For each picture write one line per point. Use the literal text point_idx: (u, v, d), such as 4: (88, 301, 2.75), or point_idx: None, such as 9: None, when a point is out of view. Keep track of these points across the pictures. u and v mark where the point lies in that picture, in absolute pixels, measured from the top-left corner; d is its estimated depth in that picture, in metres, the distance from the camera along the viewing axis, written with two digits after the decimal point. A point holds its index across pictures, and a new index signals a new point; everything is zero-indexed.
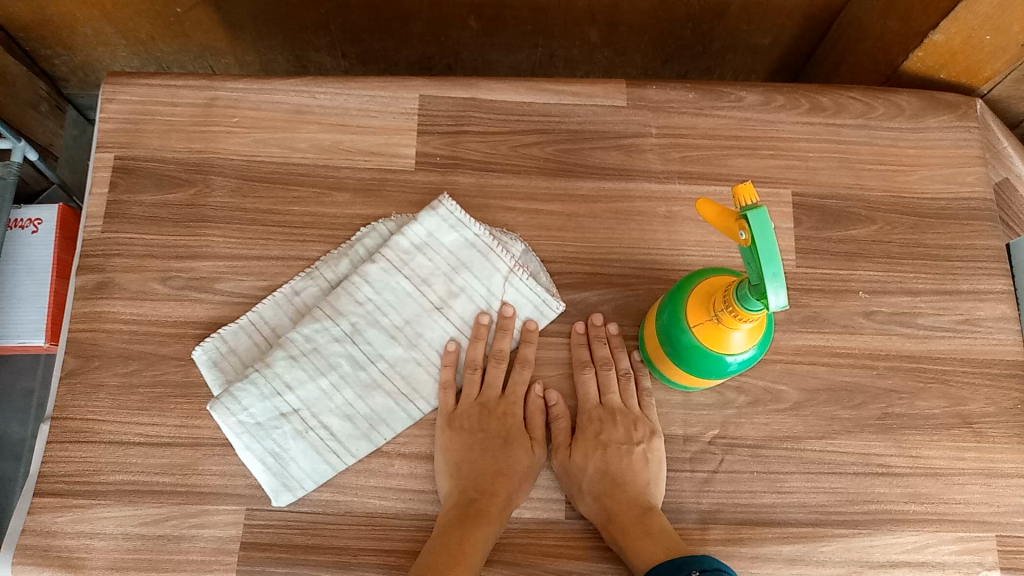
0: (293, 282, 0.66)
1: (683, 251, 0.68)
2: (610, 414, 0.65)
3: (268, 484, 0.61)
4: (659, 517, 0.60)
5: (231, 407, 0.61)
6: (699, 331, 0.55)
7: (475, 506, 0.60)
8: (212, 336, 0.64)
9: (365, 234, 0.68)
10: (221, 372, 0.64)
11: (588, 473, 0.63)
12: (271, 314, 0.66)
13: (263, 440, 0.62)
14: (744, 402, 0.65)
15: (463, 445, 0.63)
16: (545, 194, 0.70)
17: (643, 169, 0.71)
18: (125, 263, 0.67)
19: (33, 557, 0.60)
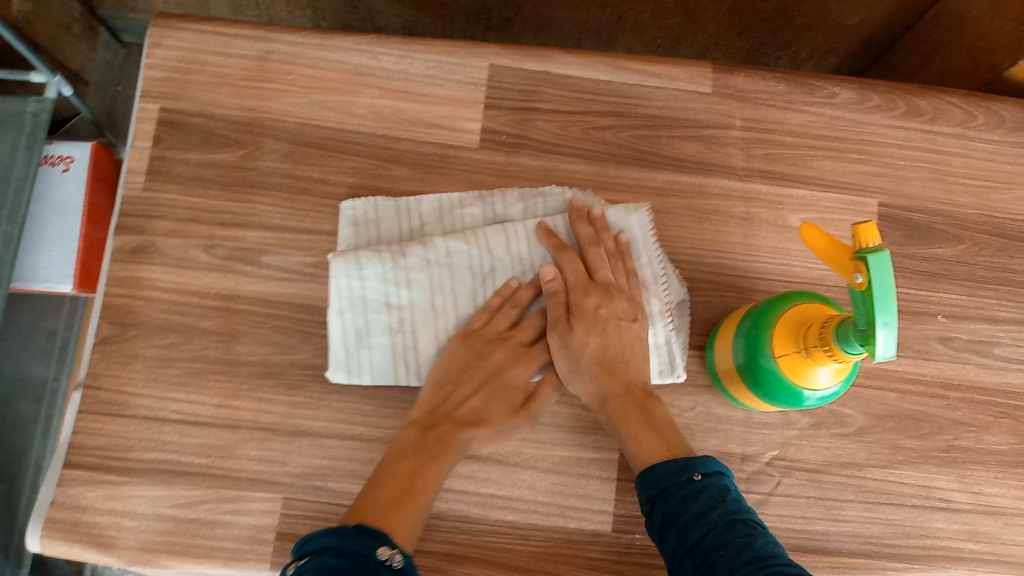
0: (465, 196, 0.64)
1: (759, 258, 0.64)
2: (604, 322, 0.59)
3: (336, 360, 0.60)
4: (660, 404, 0.57)
5: (351, 269, 0.60)
6: (782, 361, 0.52)
7: (433, 434, 0.57)
8: (367, 198, 0.63)
9: (554, 192, 0.64)
10: (352, 234, 0.62)
11: (588, 348, 0.59)
12: (427, 214, 0.63)
13: (358, 323, 0.60)
14: (807, 424, 0.62)
15: (438, 368, 0.60)
16: (616, 183, 0.65)
17: (722, 164, 0.66)
18: (167, 227, 0.63)
19: (61, 532, 0.58)
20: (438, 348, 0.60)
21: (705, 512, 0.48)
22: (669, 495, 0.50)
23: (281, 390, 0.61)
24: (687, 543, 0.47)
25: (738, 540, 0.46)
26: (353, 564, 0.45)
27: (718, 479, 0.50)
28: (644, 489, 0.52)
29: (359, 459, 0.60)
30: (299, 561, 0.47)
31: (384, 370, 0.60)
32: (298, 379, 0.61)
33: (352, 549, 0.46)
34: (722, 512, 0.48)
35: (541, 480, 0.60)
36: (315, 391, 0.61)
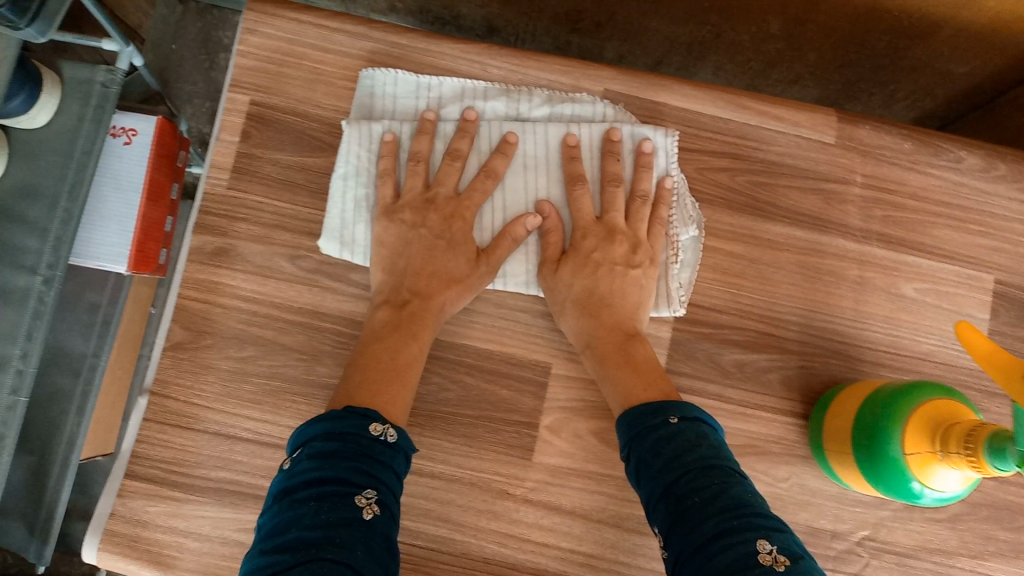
0: (490, 87, 0.62)
1: (868, 326, 0.61)
2: (595, 266, 0.59)
3: (331, 227, 0.58)
4: (641, 345, 0.56)
5: (360, 137, 0.59)
6: (913, 460, 0.49)
7: (407, 310, 0.56)
8: (388, 70, 0.61)
9: (583, 100, 0.62)
10: (370, 103, 0.61)
11: (574, 291, 0.58)
12: (448, 96, 0.61)
13: (361, 192, 0.59)
14: (900, 505, 0.60)
15: (401, 240, 0.58)
16: (727, 230, 0.61)
17: (840, 223, 0.62)
18: (251, 231, 0.59)
19: (119, 546, 0.56)
20: (390, 224, 0.58)
21: (676, 458, 0.47)
22: (643, 437, 0.49)
23: None
24: (663, 487, 0.46)
25: (712, 486, 0.45)
26: (347, 447, 0.45)
27: (695, 425, 0.49)
28: (623, 434, 0.51)
29: (438, 500, 0.57)
30: (291, 454, 0.48)
31: None
32: None
33: (344, 430, 0.46)
34: (697, 456, 0.46)
35: (623, 539, 0.58)
36: None
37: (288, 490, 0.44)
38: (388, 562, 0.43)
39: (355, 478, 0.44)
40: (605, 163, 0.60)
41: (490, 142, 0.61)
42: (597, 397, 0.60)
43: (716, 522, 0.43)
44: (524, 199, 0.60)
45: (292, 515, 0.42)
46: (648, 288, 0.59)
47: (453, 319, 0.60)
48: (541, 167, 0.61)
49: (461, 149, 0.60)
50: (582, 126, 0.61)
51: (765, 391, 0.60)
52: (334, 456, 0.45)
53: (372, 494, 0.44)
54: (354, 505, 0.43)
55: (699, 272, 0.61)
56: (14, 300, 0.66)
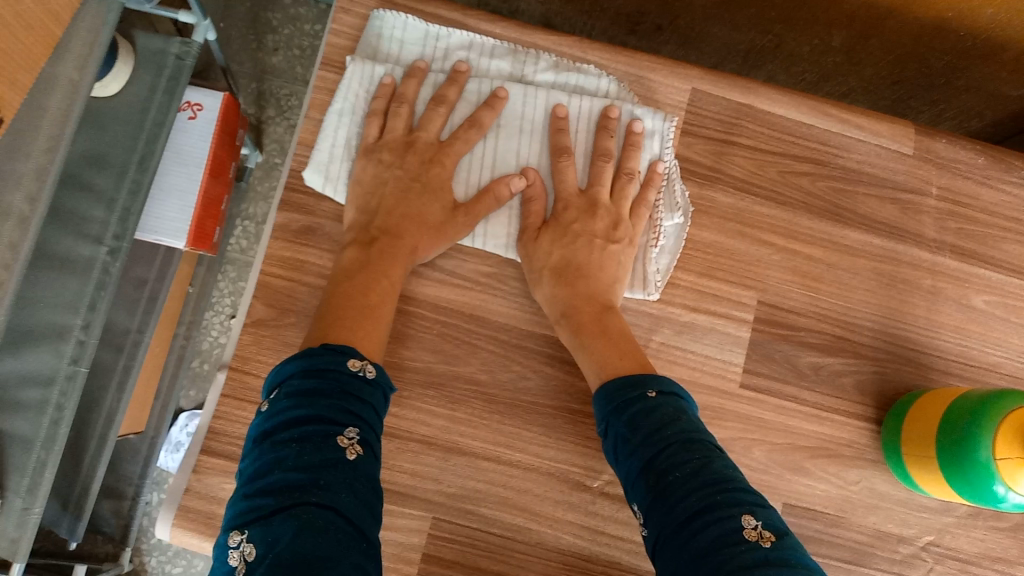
0: (498, 46, 0.62)
1: (940, 335, 0.62)
2: (575, 236, 0.58)
3: (318, 161, 0.58)
4: (616, 318, 0.56)
5: (359, 74, 0.59)
6: (1003, 467, 0.49)
7: (375, 248, 0.55)
8: (401, 13, 0.61)
9: (589, 73, 0.63)
10: (377, 44, 0.61)
11: (550, 259, 0.58)
12: (455, 48, 0.62)
13: (352, 131, 0.60)
14: (965, 513, 0.61)
15: (375, 179, 0.58)
16: (805, 234, 0.62)
17: (915, 232, 0.63)
18: (338, 211, 0.59)
19: (195, 522, 0.55)
20: (369, 163, 0.58)
21: (658, 430, 0.47)
22: (623, 406, 0.49)
23: (441, 402, 0.57)
24: (645, 460, 0.47)
25: (695, 459, 0.45)
26: (325, 385, 0.44)
27: (673, 398, 0.49)
28: (601, 406, 0.51)
29: (515, 488, 0.57)
30: (266, 397, 0.46)
31: None
32: (461, 394, 0.58)
33: (322, 367, 0.45)
34: (678, 429, 0.47)
35: None
36: (476, 408, 0.58)
37: (268, 431, 0.43)
38: (370, 504, 0.42)
39: (338, 418, 0.43)
40: (598, 138, 0.60)
41: (480, 97, 0.61)
42: None
43: (700, 496, 0.43)
44: (512, 163, 0.60)
45: (275, 457, 0.41)
46: (625, 266, 0.59)
47: (533, 308, 0.60)
48: (531, 133, 0.60)
49: (447, 96, 0.59)
50: (582, 97, 0.61)
51: (841, 394, 0.61)
52: (315, 394, 0.44)
53: (354, 434, 0.43)
54: (337, 446, 0.42)
55: (780, 274, 0.61)
56: (79, 268, 0.65)
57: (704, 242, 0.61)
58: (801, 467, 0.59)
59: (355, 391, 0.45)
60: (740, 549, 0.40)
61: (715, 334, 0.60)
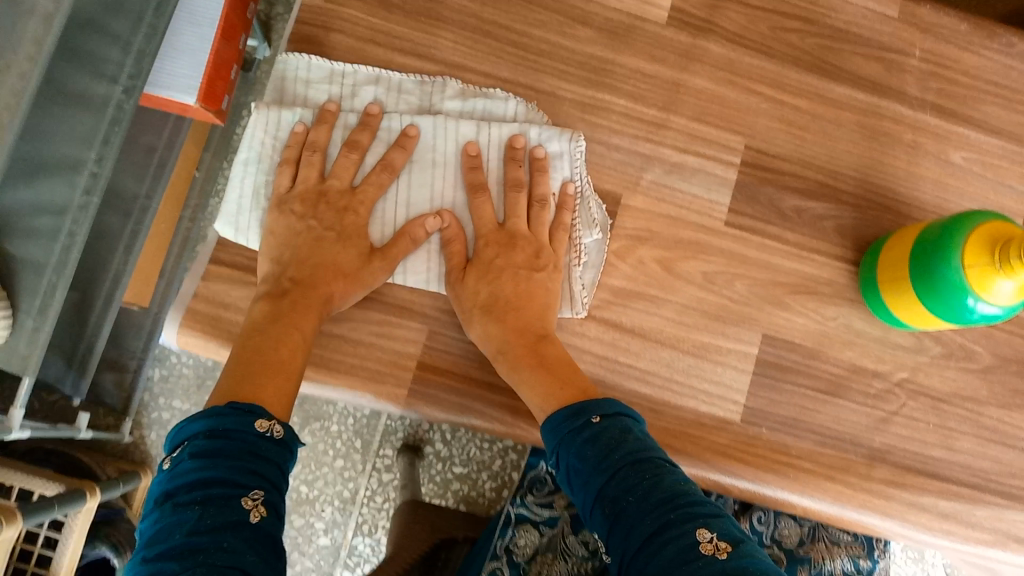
0: (405, 78, 0.61)
1: (919, 186, 0.65)
2: (497, 273, 0.58)
3: (226, 212, 0.58)
4: (553, 347, 0.57)
5: (266, 122, 0.59)
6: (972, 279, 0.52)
7: (287, 299, 0.55)
8: (302, 55, 0.60)
9: (497, 96, 0.62)
10: (281, 88, 0.61)
11: (478, 297, 0.58)
12: (362, 83, 0.61)
13: (259, 179, 0.59)
14: (938, 353, 0.63)
15: (288, 230, 0.57)
16: (793, 86, 0.65)
17: (898, 90, 0.66)
18: (346, 43, 0.61)
19: (202, 325, 0.57)
20: (281, 215, 0.57)
21: (604, 456, 0.48)
22: (568, 440, 0.50)
23: None
24: (593, 493, 0.48)
25: (645, 481, 0.47)
26: (230, 445, 0.45)
27: (617, 420, 0.50)
28: (549, 439, 0.52)
29: None
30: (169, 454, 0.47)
31: None
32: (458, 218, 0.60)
33: (228, 428, 0.46)
34: (626, 452, 0.48)
35: (679, 360, 0.61)
36: None
37: (170, 493, 0.44)
38: (275, 561, 0.44)
39: (243, 479, 0.44)
40: (507, 169, 0.59)
41: (392, 134, 0.59)
42: (663, 230, 0.62)
43: (654, 519, 0.45)
44: (427, 198, 0.59)
45: (176, 520, 0.43)
46: (554, 292, 0.59)
47: None
48: (444, 166, 0.59)
49: (359, 140, 0.58)
50: (490, 125, 0.60)
51: (821, 237, 0.63)
52: (218, 455, 0.45)
53: (261, 493, 0.44)
54: (240, 507, 0.43)
55: (768, 123, 0.64)
56: (93, 105, 0.67)
57: (697, 88, 0.64)
58: (781, 302, 0.62)
59: (264, 450, 0.46)
60: (697, 565, 0.42)
61: (704, 175, 0.63)
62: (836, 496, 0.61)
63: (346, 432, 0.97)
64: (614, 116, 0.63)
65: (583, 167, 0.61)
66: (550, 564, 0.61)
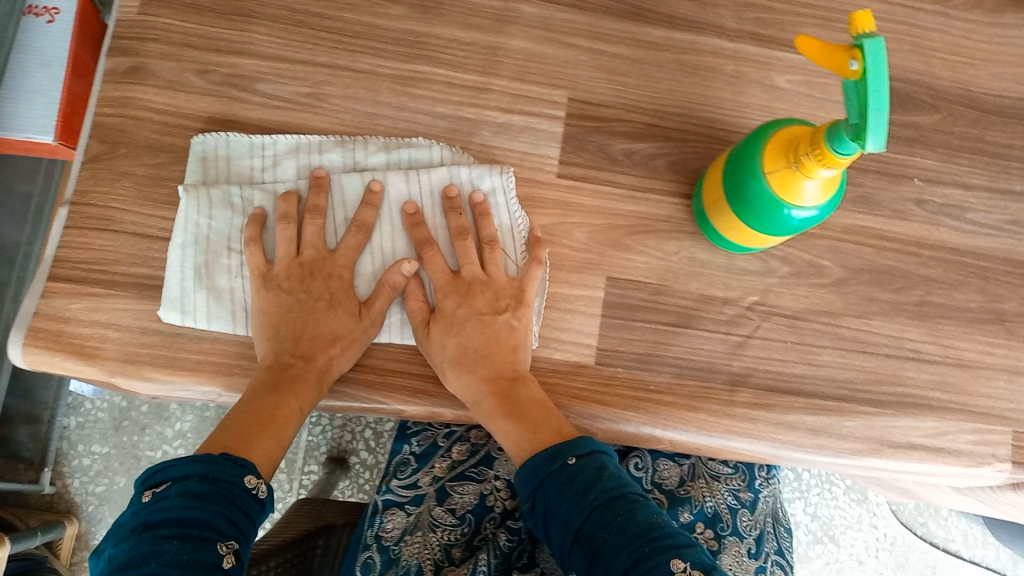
0: (324, 140, 0.62)
1: (747, 114, 0.66)
2: (461, 323, 0.60)
3: (170, 298, 0.57)
4: (527, 388, 0.58)
5: (199, 206, 0.59)
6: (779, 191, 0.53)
7: (289, 372, 0.56)
8: (218, 134, 0.61)
9: (420, 145, 0.63)
10: (204, 169, 0.60)
11: (448, 351, 0.58)
12: (283, 153, 0.61)
13: (199, 261, 0.58)
14: (786, 273, 0.64)
15: (277, 308, 0.58)
16: (610, 35, 0.66)
17: (715, 24, 0.67)
18: (161, 51, 0.62)
19: (43, 341, 0.57)
20: (266, 293, 0.58)
21: (581, 497, 0.51)
22: (547, 483, 0.52)
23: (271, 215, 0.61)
24: (571, 531, 0.50)
25: (620, 518, 0.50)
26: (218, 492, 0.47)
27: (594, 458, 0.53)
28: (523, 484, 0.54)
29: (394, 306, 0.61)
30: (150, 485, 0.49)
31: (220, 314, 0.58)
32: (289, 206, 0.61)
33: (219, 476, 0.48)
34: (601, 491, 0.51)
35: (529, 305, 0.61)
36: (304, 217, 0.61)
37: (151, 524, 0.45)
38: None
39: (223, 526, 0.46)
40: (449, 217, 0.61)
41: (346, 198, 0.61)
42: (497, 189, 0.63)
43: (630, 553, 0.47)
44: (384, 256, 0.61)
45: (153, 550, 0.44)
46: (521, 330, 0.60)
47: (354, 123, 0.63)
48: (390, 225, 0.61)
49: (320, 205, 0.60)
50: (421, 174, 0.61)
51: (654, 175, 0.64)
52: (204, 498, 0.47)
53: (235, 542, 0.47)
54: (217, 550, 0.45)
55: (589, 72, 0.65)
56: None
57: (515, 49, 0.65)
58: (621, 243, 0.63)
59: (243, 506, 0.49)
60: None
61: (531, 132, 0.64)
62: (701, 425, 0.61)
63: None
64: (436, 86, 0.64)
65: (519, 208, 0.62)
66: (421, 539, 0.61)
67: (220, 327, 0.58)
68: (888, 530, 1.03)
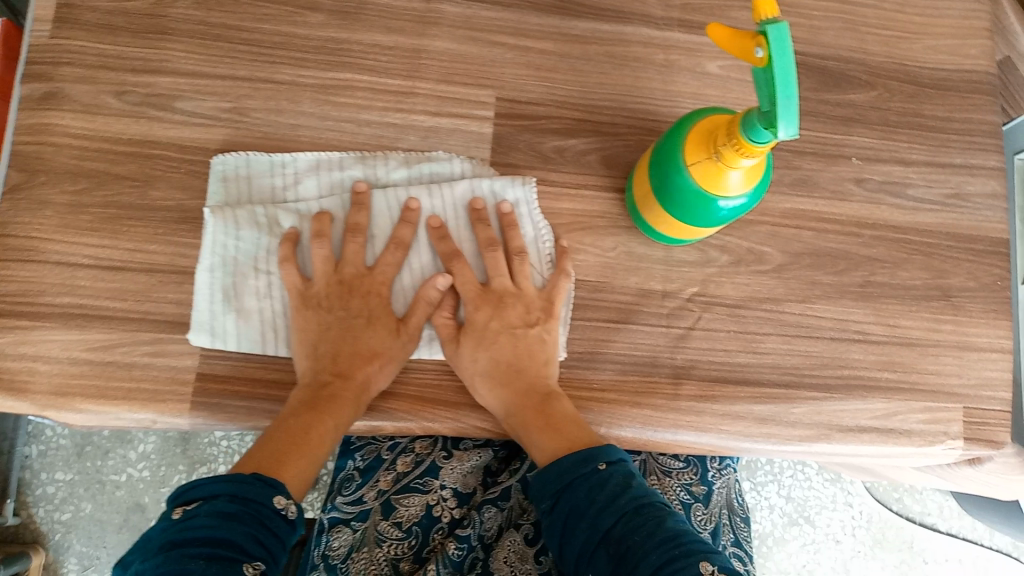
0: (344, 156, 0.62)
1: (678, 103, 0.65)
2: (494, 335, 0.59)
3: (200, 321, 0.57)
4: (561, 403, 0.57)
5: (227, 229, 0.58)
6: (703, 182, 0.52)
7: (327, 391, 0.56)
8: (237, 153, 0.61)
9: (439, 158, 0.62)
10: (225, 189, 0.60)
11: (481, 364, 0.58)
12: (304, 170, 0.61)
13: (227, 283, 0.58)
14: (726, 261, 0.63)
15: (315, 328, 0.58)
16: (535, 30, 0.65)
17: (641, 13, 0.66)
18: (76, 74, 0.61)
19: None
20: (303, 313, 0.58)
21: (613, 501, 0.49)
22: (575, 488, 0.51)
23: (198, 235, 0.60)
24: (598, 533, 0.48)
25: (648, 524, 0.48)
26: (246, 512, 0.46)
27: (623, 466, 0.51)
28: (549, 486, 0.52)
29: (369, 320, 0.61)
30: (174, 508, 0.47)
31: (249, 334, 0.58)
32: None
33: (247, 496, 0.47)
34: (629, 498, 0.49)
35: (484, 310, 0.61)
36: None
37: (178, 542, 0.43)
38: None
39: (250, 546, 0.45)
40: (476, 229, 0.60)
41: (379, 213, 0.61)
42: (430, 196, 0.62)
43: (660, 555, 0.45)
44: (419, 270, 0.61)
45: (178, 567, 0.42)
46: (552, 342, 0.60)
47: (279, 136, 0.62)
48: (419, 240, 0.61)
49: (357, 222, 0.59)
50: (442, 188, 0.61)
51: (587, 171, 0.64)
52: (231, 517, 0.45)
53: (262, 564, 0.45)
54: (245, 570, 0.43)
55: (517, 70, 0.64)
56: None
57: (439, 50, 0.64)
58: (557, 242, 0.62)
59: (271, 527, 0.47)
60: None
61: (460, 134, 0.63)
62: (647, 421, 0.60)
63: None
64: (360, 93, 0.63)
65: (542, 218, 0.62)
66: (367, 556, 0.61)
67: (249, 348, 0.58)
68: (863, 507, 1.03)
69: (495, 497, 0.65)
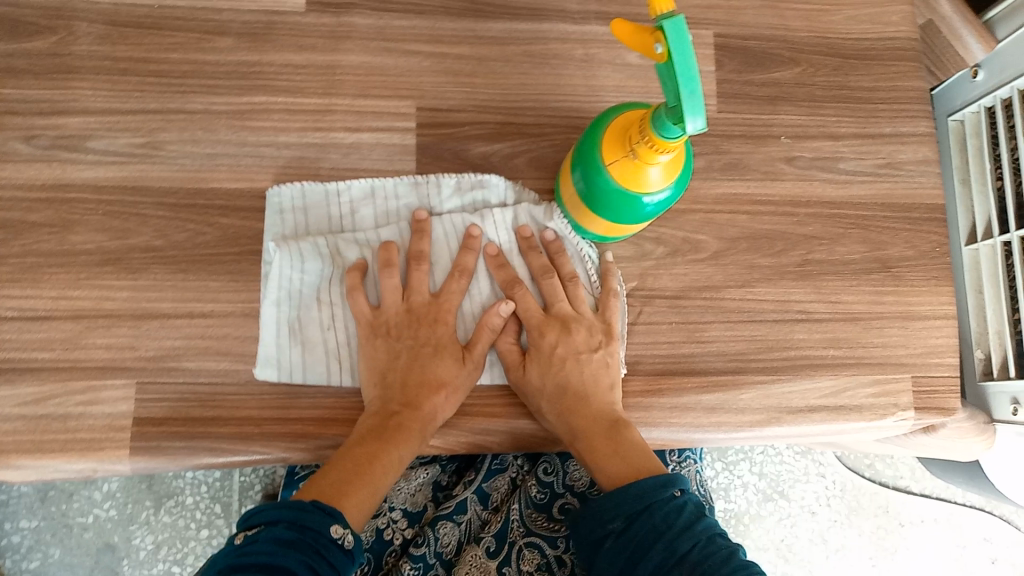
0: (399, 183, 0.61)
1: (602, 97, 0.65)
2: (561, 361, 0.58)
3: (266, 355, 0.57)
4: (628, 431, 0.56)
5: (292, 262, 0.58)
6: (625, 180, 0.51)
7: (395, 421, 0.55)
8: (293, 184, 0.60)
9: (492, 183, 0.62)
10: (281, 221, 0.60)
11: (547, 389, 0.57)
12: (359, 199, 0.61)
13: (291, 316, 0.58)
14: (662, 253, 0.63)
15: (385, 358, 0.57)
16: (451, 36, 0.64)
17: (558, 9, 0.65)
18: None
19: None
20: (372, 343, 0.57)
21: (689, 527, 0.49)
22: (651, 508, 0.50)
23: (121, 275, 0.58)
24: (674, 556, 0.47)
25: (722, 552, 0.47)
26: (303, 539, 0.45)
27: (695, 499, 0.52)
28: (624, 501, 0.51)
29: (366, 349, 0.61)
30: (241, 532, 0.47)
31: (317, 364, 0.57)
32: (140, 263, 0.58)
33: (306, 523, 0.46)
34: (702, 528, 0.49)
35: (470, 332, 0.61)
36: (157, 273, 0.58)
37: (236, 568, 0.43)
38: None
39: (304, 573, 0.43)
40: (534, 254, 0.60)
41: (442, 239, 0.60)
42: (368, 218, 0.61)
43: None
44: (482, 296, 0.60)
45: None
46: (615, 367, 0.59)
47: (197, 167, 0.60)
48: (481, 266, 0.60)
49: (420, 249, 0.59)
50: (498, 214, 0.61)
51: (516, 175, 0.63)
52: (289, 544, 0.44)
53: None
54: None
55: (436, 78, 0.63)
56: None
57: (353, 65, 0.63)
58: None
59: (328, 556, 0.46)
60: None
61: (383, 148, 0.62)
62: None
63: (202, 501, 0.95)
64: (276, 115, 0.61)
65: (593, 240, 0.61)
66: None
67: (316, 379, 0.57)
68: (836, 476, 1.04)
69: (450, 512, 0.67)
